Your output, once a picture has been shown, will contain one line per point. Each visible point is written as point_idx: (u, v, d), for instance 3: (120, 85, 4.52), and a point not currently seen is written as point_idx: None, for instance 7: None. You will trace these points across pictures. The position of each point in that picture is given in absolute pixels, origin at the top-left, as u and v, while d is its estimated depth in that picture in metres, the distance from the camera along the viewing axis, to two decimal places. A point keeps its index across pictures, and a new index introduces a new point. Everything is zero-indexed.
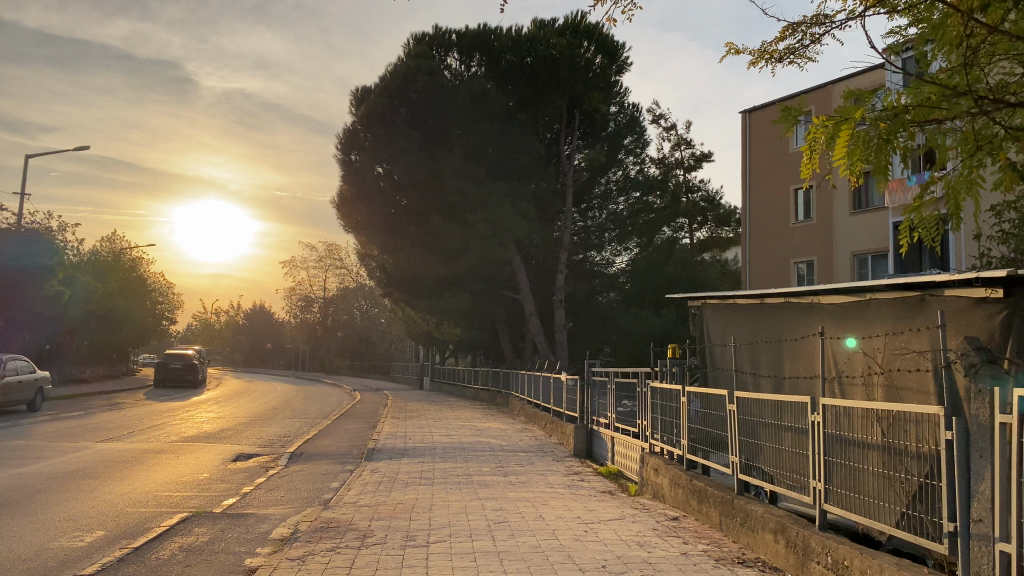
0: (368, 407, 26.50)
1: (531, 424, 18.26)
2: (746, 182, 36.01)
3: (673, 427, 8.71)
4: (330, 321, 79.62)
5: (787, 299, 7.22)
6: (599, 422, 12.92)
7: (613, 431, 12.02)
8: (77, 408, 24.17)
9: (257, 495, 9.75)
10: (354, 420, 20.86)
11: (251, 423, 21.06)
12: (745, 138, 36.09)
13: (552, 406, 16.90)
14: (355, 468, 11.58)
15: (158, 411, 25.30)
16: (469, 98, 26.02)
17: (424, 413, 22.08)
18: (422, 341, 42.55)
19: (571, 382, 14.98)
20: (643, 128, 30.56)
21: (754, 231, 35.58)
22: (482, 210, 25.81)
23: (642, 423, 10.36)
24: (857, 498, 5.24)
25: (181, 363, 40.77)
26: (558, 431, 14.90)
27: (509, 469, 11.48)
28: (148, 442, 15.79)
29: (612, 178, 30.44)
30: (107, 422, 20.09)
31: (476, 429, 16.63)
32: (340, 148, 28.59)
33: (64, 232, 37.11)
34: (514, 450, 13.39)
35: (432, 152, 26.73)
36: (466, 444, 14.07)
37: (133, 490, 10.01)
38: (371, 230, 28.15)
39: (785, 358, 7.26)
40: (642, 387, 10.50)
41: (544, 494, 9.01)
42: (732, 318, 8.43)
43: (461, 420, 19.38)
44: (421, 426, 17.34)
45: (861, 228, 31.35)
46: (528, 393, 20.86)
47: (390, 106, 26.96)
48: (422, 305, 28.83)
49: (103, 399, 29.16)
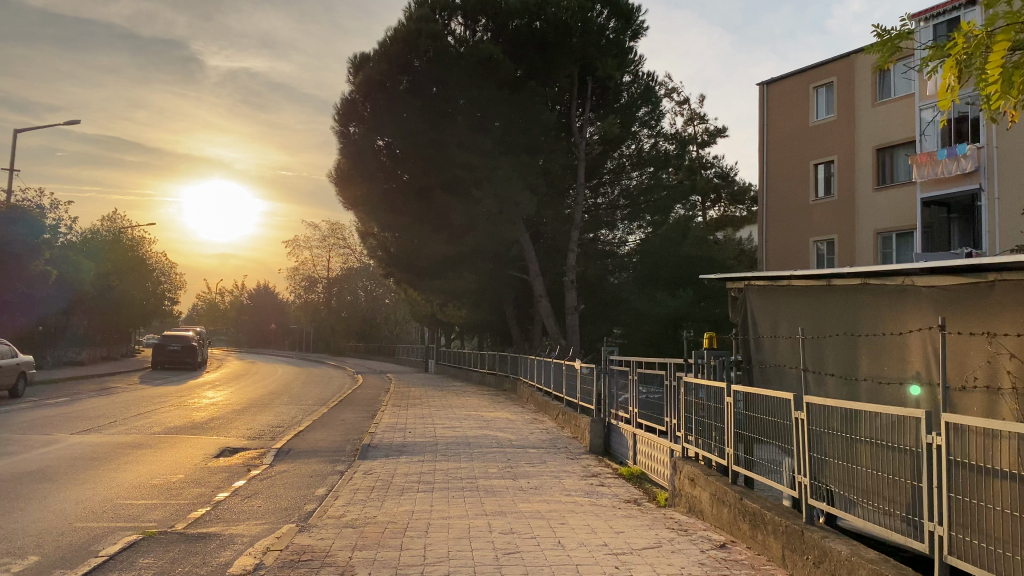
0: (370, 393, 25.33)
1: (541, 416, 17.01)
2: (763, 157, 34.53)
3: (714, 432, 7.44)
4: (335, 302, 78.51)
5: (867, 281, 5.95)
6: (618, 416, 11.67)
7: (635, 427, 10.75)
8: (64, 394, 23.06)
9: (231, 505, 8.51)
10: (353, 408, 19.67)
11: (245, 411, 19.89)
12: (763, 110, 34.66)
13: (564, 396, 15.60)
14: (347, 470, 10.38)
15: (149, 396, 24.15)
16: (475, 64, 24.41)
17: (427, 400, 20.86)
18: (427, 323, 41.30)
19: (586, 371, 13.70)
20: (657, 99, 28.96)
21: (771, 209, 34.20)
22: (488, 185, 24.51)
23: (671, 422, 9.09)
24: (984, 545, 3.97)
25: (179, 345, 39.63)
26: (571, 423, 13.63)
27: (519, 471, 10.24)
28: (128, 435, 14.65)
29: (625, 152, 29.00)
30: (92, 410, 18.94)
31: (482, 421, 15.36)
32: (339, 120, 27.23)
33: (55, 210, 36.01)
34: (524, 447, 12.15)
35: (436, 123, 25.43)
36: (471, 439, 12.81)
37: (93, 498, 8.81)
38: (372, 206, 26.87)
39: (861, 355, 5.99)
40: (669, 381, 9.22)
41: (562, 509, 7.76)
42: (787, 302, 7.13)
43: (466, 409, 18.13)
44: (423, 417, 16.11)
45: (886, 205, 29.85)
46: (537, 380, 19.62)
47: (390, 74, 25.52)
48: (427, 286, 27.55)
49: (95, 384, 28.00)
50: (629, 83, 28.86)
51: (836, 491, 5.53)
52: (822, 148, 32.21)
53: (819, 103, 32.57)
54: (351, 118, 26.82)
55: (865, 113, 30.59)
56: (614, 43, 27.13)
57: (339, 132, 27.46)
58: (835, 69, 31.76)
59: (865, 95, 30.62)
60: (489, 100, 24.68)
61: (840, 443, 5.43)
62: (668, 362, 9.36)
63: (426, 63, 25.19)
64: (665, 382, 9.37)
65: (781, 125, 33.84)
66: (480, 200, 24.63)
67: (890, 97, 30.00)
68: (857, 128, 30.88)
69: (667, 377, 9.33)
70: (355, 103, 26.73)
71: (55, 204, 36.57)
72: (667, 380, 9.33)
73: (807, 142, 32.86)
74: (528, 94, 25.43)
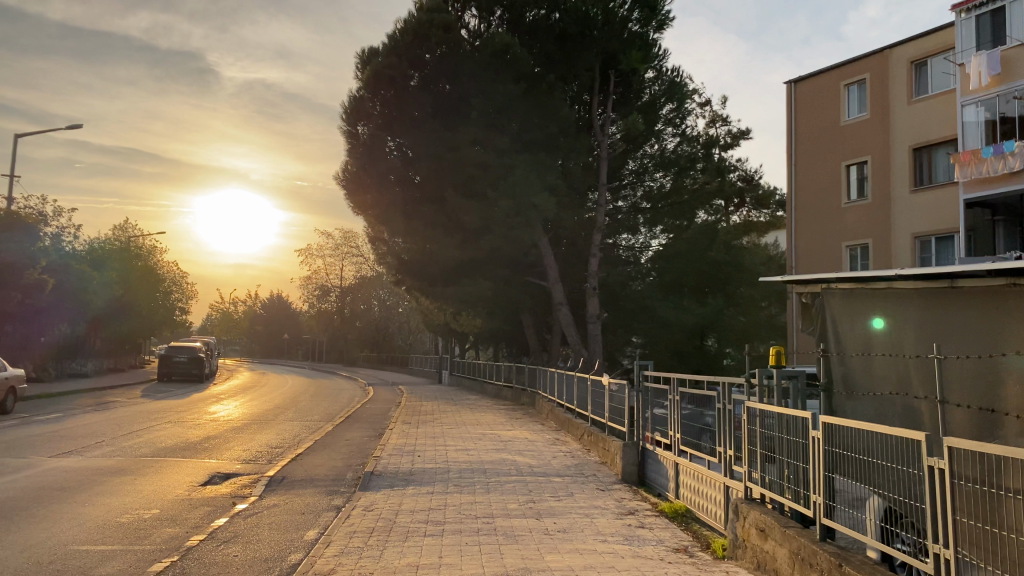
0: (379, 408, 23.96)
1: (563, 435, 15.57)
2: (792, 157, 33.13)
3: (798, 474, 6.08)
4: (348, 311, 77.24)
5: (1016, 282, 5.00)
6: (655, 440, 10.30)
7: (676, 455, 9.37)
8: (57, 409, 21.86)
9: (203, 554, 7.12)
10: (361, 425, 18.32)
11: (247, 429, 18.61)
12: (790, 110, 33.31)
13: (589, 415, 14.20)
14: (345, 506, 9.03)
15: (148, 411, 22.92)
16: (491, 56, 23.04)
17: (440, 417, 19.47)
18: (440, 333, 39.95)
19: (616, 388, 12.25)
20: (684, 96, 27.71)
21: (800, 213, 32.75)
22: (505, 185, 23.10)
23: (724, 452, 7.71)
24: None
25: (186, 356, 38.46)
26: (600, 446, 12.23)
27: (544, 507, 8.80)
28: (111, 458, 13.33)
29: (647, 152, 27.64)
30: (82, 428, 17.70)
31: (498, 442, 13.93)
32: (347, 119, 25.90)
33: (56, 219, 35.04)
34: (548, 475, 10.75)
35: (449, 120, 24.30)
36: (487, 465, 11.38)
37: (44, 543, 7.48)
38: (382, 210, 25.60)
39: (1011, 381, 4.92)
40: (720, 406, 7.83)
41: (598, 565, 6.33)
42: (886, 315, 5.98)
43: (482, 427, 16.70)
44: (433, 437, 14.74)
45: (924, 207, 28.29)
46: (559, 394, 18.20)
47: (401, 68, 24.23)
48: (441, 294, 26.22)
49: (92, 398, 26.77)
50: (653, 80, 27.60)
51: (962, 555, 4.15)
52: (854, 148, 30.72)
53: (850, 102, 31.09)
54: (360, 116, 25.44)
55: (900, 110, 29.04)
56: (638, 36, 25.60)
57: (348, 131, 26.11)
58: (868, 65, 30.28)
59: (900, 91, 29.06)
60: (507, 95, 23.25)
61: (967, 495, 4.07)
62: (717, 382, 7.97)
63: (439, 57, 24.03)
64: (716, 407, 7.97)
65: (810, 125, 32.40)
66: (496, 202, 23.29)
67: (927, 93, 28.44)
68: (892, 127, 29.34)
69: (717, 401, 7.95)
70: (363, 100, 25.35)
71: (59, 212, 35.71)
72: (718, 404, 7.94)
73: (838, 142, 31.37)
74: (547, 90, 24.07)
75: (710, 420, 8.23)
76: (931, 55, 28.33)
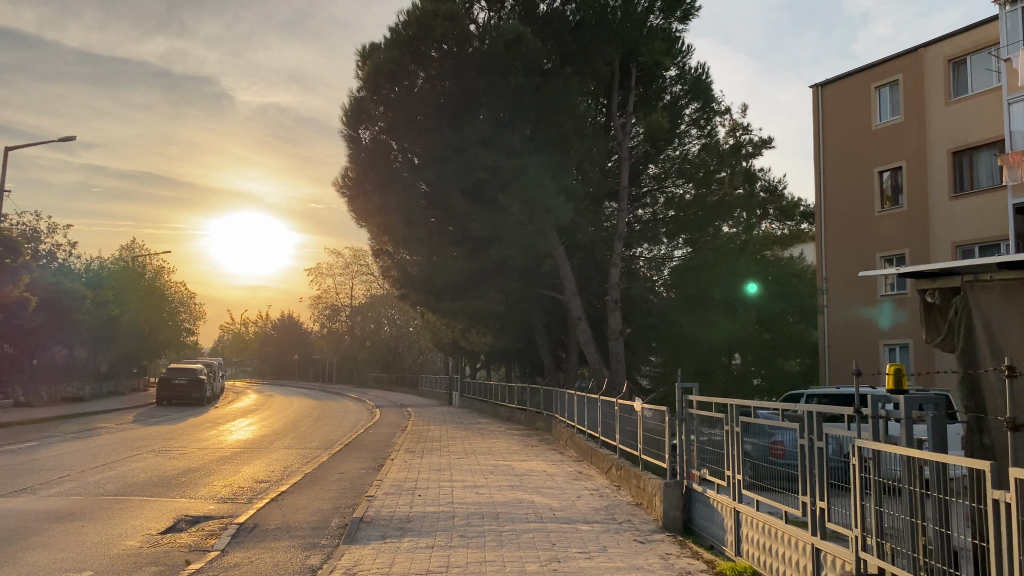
0: (382, 435, 22.05)
1: (587, 466, 13.69)
2: (820, 163, 31.45)
3: (957, 549, 4.21)
4: (359, 330, 75.46)
5: None
6: (705, 481, 8.47)
7: (734, 502, 7.55)
8: (36, 437, 20.16)
9: None
10: (360, 455, 16.54)
11: (236, 459, 16.91)
12: (818, 115, 31.63)
13: (617, 444, 12.35)
14: (319, 568, 7.21)
15: (134, 439, 21.14)
16: (500, 47, 21.28)
17: (448, 445, 17.61)
18: (451, 352, 38.14)
19: (652, 414, 10.40)
20: (710, 95, 26.08)
21: (831, 223, 30.99)
22: (517, 189, 21.38)
23: (809, 501, 5.93)
24: None
25: (186, 379, 36.83)
26: (632, 482, 10.36)
27: (571, 570, 6.93)
28: (67, 498, 11.53)
29: (669, 156, 26.05)
30: (52, 459, 16.01)
31: (513, 477, 12.07)
32: (348, 121, 24.57)
33: (49, 237, 33.79)
34: (574, 521, 8.91)
35: (456, 120, 22.68)
36: (500, 508, 9.52)
37: None
38: (386, 219, 23.94)
39: None
40: (803, 442, 6.05)
41: None
42: None
43: (495, 456, 14.82)
44: (438, 470, 12.91)
45: (965, 214, 26.34)
46: (579, 420, 16.37)
47: (401, 61, 22.77)
48: (450, 310, 24.47)
49: (78, 424, 25.01)
50: (675, 78, 26.09)
51: None
52: (887, 153, 28.89)
53: (882, 105, 29.29)
54: (360, 118, 24.21)
55: (937, 112, 27.17)
56: (659, 29, 24.40)
57: (348, 135, 24.80)
58: (901, 65, 28.47)
59: (937, 92, 27.18)
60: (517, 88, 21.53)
61: None
62: (796, 413, 6.21)
63: (443, 53, 22.45)
64: (789, 439, 6.31)
65: (839, 130, 30.67)
66: (508, 207, 21.53)
67: (966, 93, 26.48)
68: (928, 129, 27.46)
69: (795, 432, 6.23)
70: (364, 101, 24.05)
71: (53, 230, 34.43)
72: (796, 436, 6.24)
73: (869, 147, 29.57)
74: (563, 84, 22.23)
75: (781, 454, 6.54)
76: (971, 52, 26.26)
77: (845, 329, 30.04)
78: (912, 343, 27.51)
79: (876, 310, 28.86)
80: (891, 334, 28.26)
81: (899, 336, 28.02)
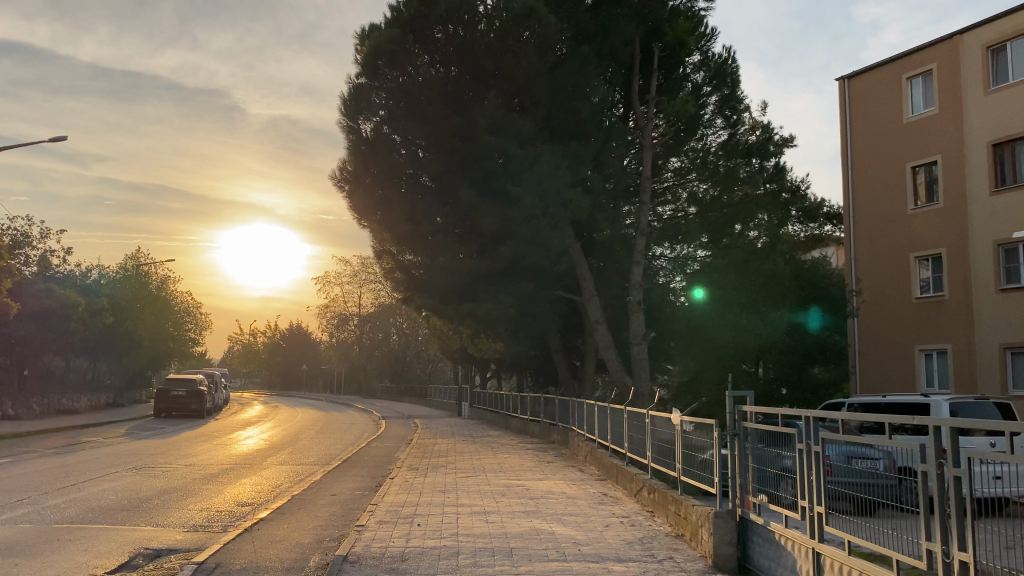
0: (384, 449, 20.36)
1: (610, 487, 12.08)
2: (848, 160, 29.84)
3: None
4: (368, 340, 73.93)
5: None
6: (768, 514, 6.82)
7: (814, 542, 5.89)
8: (11, 453, 18.61)
9: None
10: (359, 473, 14.95)
11: (220, 476, 15.35)
12: (845, 108, 30.03)
13: (647, 462, 10.74)
14: None
15: (116, 455, 19.49)
16: (511, 23, 20.05)
17: (456, 460, 16.02)
18: (460, 361, 36.58)
19: (693, 430, 8.79)
20: (735, 83, 24.77)
21: (859, 224, 29.39)
22: (528, 178, 20.03)
23: (938, 549, 4.35)
24: None
25: (185, 390, 35.30)
26: (672, 510, 8.72)
27: None
28: (14, 527, 9.98)
29: (691, 150, 24.69)
30: (18, 478, 14.49)
31: (528, 501, 10.46)
32: (347, 111, 23.04)
33: (42, 242, 32.53)
34: (605, 561, 7.26)
35: (462, 107, 21.47)
36: (514, 542, 7.92)
37: None
38: (388, 215, 22.54)
39: None
40: (927, 468, 4.47)
41: None
42: None
43: (506, 475, 13.22)
44: (442, 493, 11.31)
45: (1005, 211, 24.64)
46: (600, 433, 14.77)
47: (402, 41, 21.39)
48: (456, 313, 22.88)
49: (65, 439, 23.47)
50: (697, 65, 24.79)
51: None
52: (920, 147, 27.19)
53: (914, 96, 27.63)
54: (360, 108, 22.70)
55: (974, 102, 25.48)
56: (683, 9, 23.62)
57: (348, 126, 23.40)
58: (935, 54, 26.77)
59: (974, 81, 25.48)
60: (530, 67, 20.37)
61: None
62: (916, 429, 4.60)
63: (447, 34, 21.17)
64: (867, 456, 5.15)
65: (869, 124, 28.99)
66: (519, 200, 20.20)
67: (1006, 81, 24.78)
68: (965, 120, 25.73)
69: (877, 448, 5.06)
70: (363, 88, 22.52)
71: (45, 235, 33.20)
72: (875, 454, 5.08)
73: (900, 142, 27.92)
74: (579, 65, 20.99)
75: (839, 471, 5.58)
76: (1011, 39, 24.51)
77: (878, 335, 28.36)
78: (951, 349, 25.81)
79: (912, 313, 27.24)
80: (927, 338, 26.64)
81: (936, 341, 26.35)
